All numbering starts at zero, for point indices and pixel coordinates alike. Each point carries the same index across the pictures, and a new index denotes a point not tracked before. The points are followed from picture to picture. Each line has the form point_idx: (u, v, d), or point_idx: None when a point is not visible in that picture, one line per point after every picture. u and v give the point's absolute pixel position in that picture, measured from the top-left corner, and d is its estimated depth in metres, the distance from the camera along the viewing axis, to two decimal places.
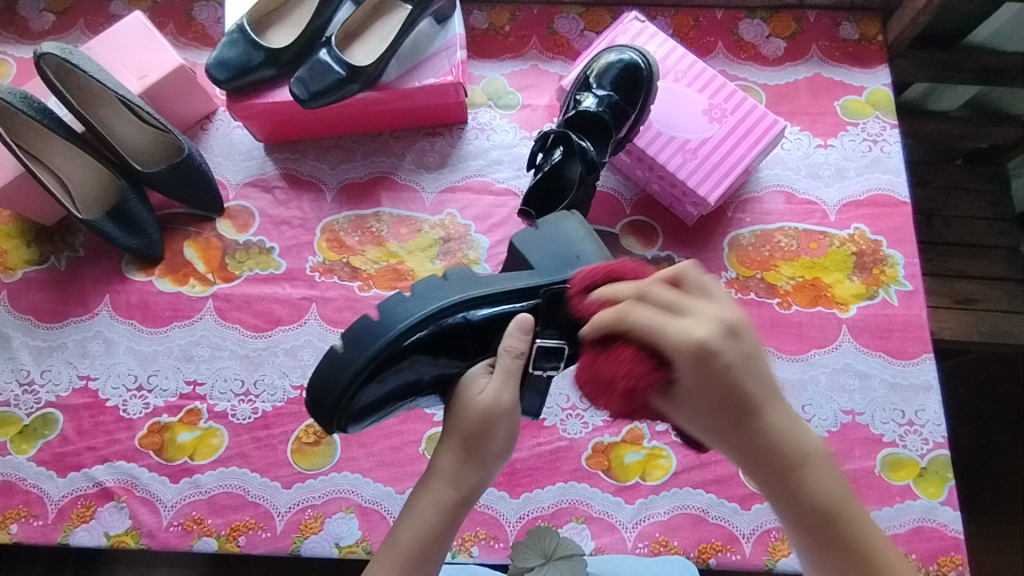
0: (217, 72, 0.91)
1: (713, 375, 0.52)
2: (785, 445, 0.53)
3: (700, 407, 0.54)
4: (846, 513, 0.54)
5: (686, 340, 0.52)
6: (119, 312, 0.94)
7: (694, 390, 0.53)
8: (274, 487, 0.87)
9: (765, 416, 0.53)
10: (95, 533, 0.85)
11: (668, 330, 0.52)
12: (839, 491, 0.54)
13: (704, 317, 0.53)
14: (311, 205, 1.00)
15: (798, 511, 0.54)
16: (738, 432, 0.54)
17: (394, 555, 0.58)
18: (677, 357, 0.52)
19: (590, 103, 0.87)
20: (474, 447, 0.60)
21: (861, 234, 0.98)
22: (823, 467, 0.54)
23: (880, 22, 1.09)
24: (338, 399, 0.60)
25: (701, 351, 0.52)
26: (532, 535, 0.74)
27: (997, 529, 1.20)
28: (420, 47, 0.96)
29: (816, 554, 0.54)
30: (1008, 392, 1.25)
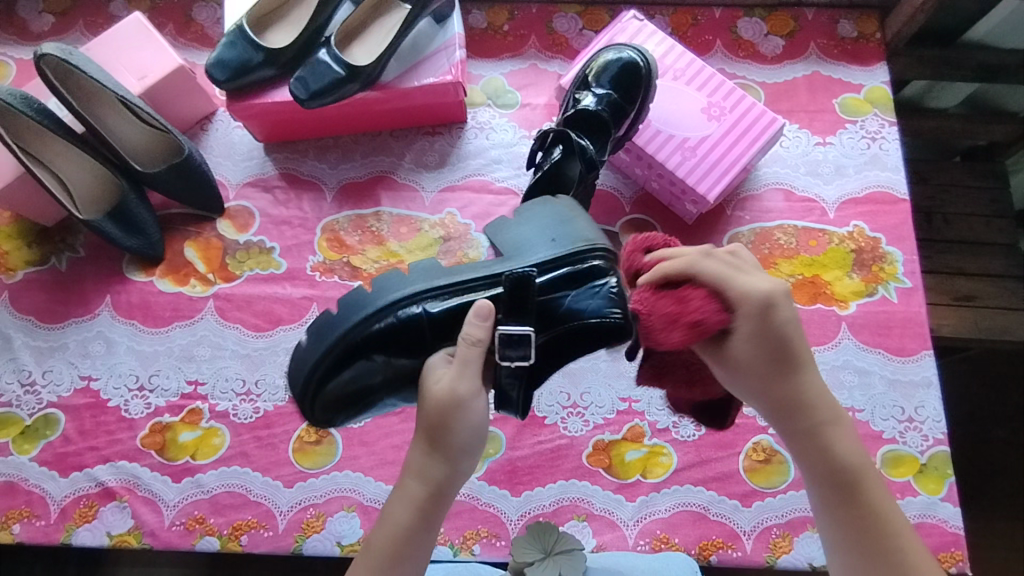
0: (217, 72, 0.92)
1: (771, 329, 0.57)
2: (819, 404, 0.59)
3: (752, 357, 0.58)
4: (869, 479, 0.58)
5: (753, 289, 0.57)
6: (120, 312, 0.95)
7: (747, 345, 0.58)
8: (276, 486, 0.87)
9: (802, 378, 0.59)
10: (97, 534, 0.85)
11: (737, 280, 0.57)
12: (863, 459, 0.58)
13: (765, 279, 0.59)
14: (311, 204, 1.00)
15: (825, 469, 0.58)
16: (777, 388, 0.59)
17: (371, 555, 0.59)
18: (743, 304, 0.57)
19: (589, 102, 0.87)
20: (437, 438, 0.60)
21: (860, 231, 0.98)
22: (852, 433, 0.59)
23: (878, 20, 1.10)
24: (305, 387, 0.68)
25: (766, 303, 0.57)
26: (531, 530, 0.74)
27: (997, 525, 1.20)
28: (419, 46, 0.96)
29: (838, 512, 0.58)
30: (1007, 389, 1.25)
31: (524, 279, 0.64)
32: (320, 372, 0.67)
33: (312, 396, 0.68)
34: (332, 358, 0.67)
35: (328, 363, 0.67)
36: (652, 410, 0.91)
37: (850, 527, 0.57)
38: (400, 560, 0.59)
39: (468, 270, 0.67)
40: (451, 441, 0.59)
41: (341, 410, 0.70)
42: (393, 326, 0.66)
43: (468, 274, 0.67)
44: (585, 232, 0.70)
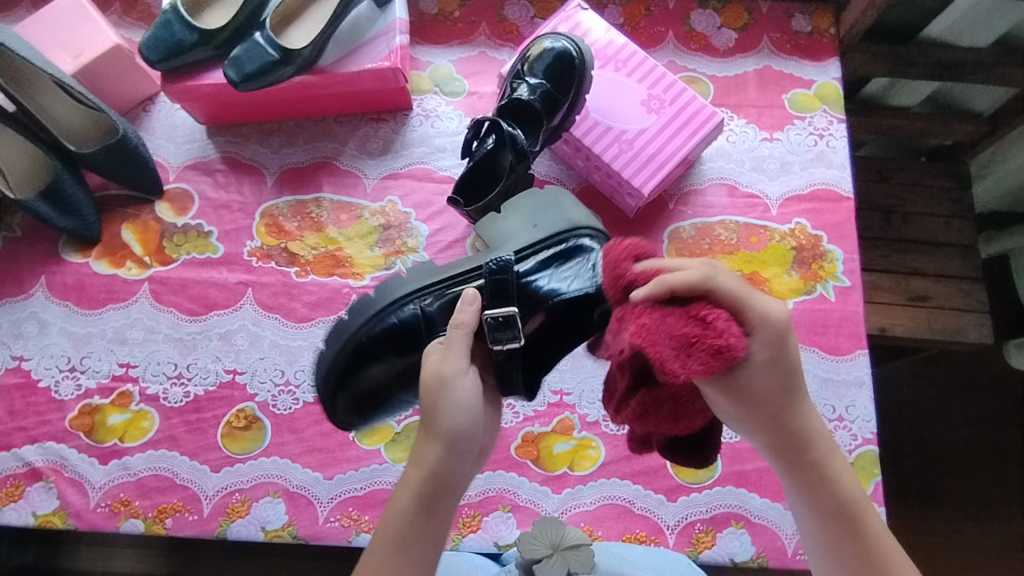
0: (149, 52, 0.90)
1: (783, 358, 0.58)
2: (816, 435, 0.62)
3: (762, 384, 0.58)
4: (865, 509, 0.61)
5: (769, 313, 0.56)
6: (54, 293, 0.94)
7: (762, 371, 0.57)
8: (203, 470, 0.87)
9: (804, 407, 0.62)
10: (23, 513, 0.86)
11: (756, 304, 0.56)
12: (859, 492, 0.61)
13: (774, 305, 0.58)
14: (251, 189, 0.99)
15: (824, 501, 0.61)
16: (782, 417, 0.61)
17: (377, 547, 0.58)
18: (757, 329, 0.56)
19: (522, 92, 0.87)
20: (430, 422, 0.59)
21: (802, 228, 0.98)
22: (841, 460, 0.63)
23: (833, 15, 1.09)
24: (322, 389, 0.73)
25: (780, 330, 0.57)
26: (539, 526, 0.74)
27: (932, 519, 1.23)
28: (359, 30, 0.95)
29: (840, 544, 0.60)
30: (956, 389, 1.28)
31: (504, 267, 0.67)
32: (334, 372, 0.72)
33: (331, 398, 0.73)
34: (340, 359, 0.71)
35: (340, 366, 0.71)
36: (584, 403, 0.91)
37: (849, 559, 0.60)
38: (410, 548, 0.57)
39: (460, 265, 0.71)
40: (441, 422, 0.58)
41: (356, 411, 0.73)
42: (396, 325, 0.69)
43: (461, 267, 0.71)
44: (565, 213, 0.75)
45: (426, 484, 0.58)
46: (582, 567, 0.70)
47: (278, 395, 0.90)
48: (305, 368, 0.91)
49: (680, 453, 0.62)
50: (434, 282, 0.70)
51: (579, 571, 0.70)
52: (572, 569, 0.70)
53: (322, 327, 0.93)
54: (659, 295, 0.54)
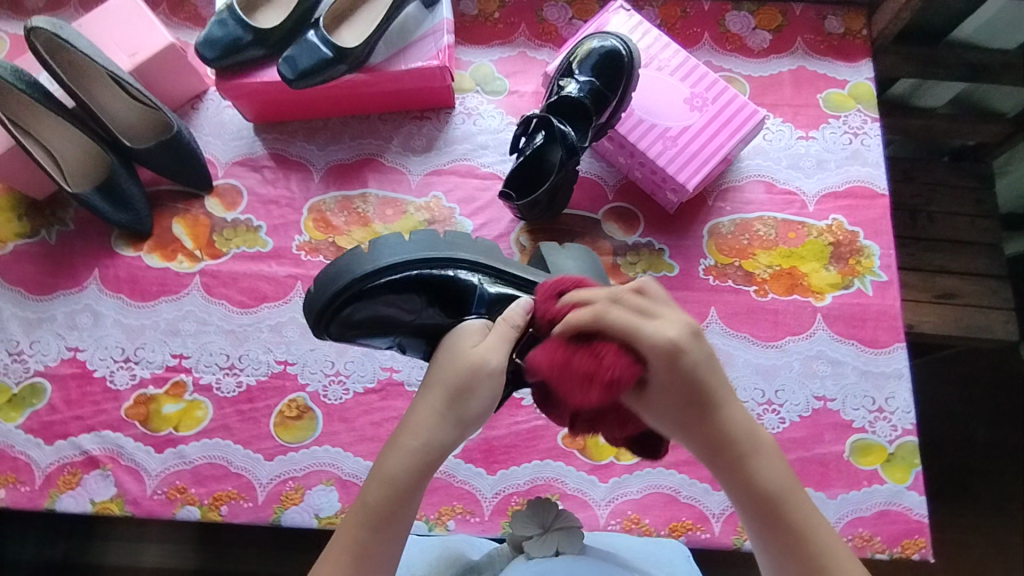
0: (206, 51, 0.93)
1: (681, 372, 0.58)
2: (739, 435, 0.60)
3: (665, 400, 0.59)
4: (792, 501, 0.59)
5: (660, 339, 0.58)
6: (108, 285, 0.96)
7: (662, 387, 0.59)
8: (256, 459, 0.89)
9: (721, 409, 0.60)
10: (81, 500, 0.87)
11: (645, 330, 0.58)
12: (785, 483, 0.60)
13: (669, 322, 0.60)
14: (299, 184, 1.01)
15: (750, 496, 0.59)
16: (699, 425, 0.60)
17: (366, 508, 0.59)
18: (652, 354, 0.58)
19: (572, 89, 0.89)
20: (454, 400, 0.61)
21: (839, 224, 1.00)
22: (773, 458, 0.61)
23: (866, 17, 1.10)
24: (339, 299, 0.74)
25: (672, 347, 0.58)
26: (532, 507, 0.71)
27: (960, 511, 1.24)
28: (407, 30, 0.97)
29: (768, 538, 0.59)
30: (981, 389, 1.29)
31: None
32: (365, 290, 0.74)
33: (341, 311, 0.74)
34: (375, 283, 0.74)
35: (373, 286, 0.74)
36: None
37: (778, 551, 0.58)
38: (395, 519, 0.59)
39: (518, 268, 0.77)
40: (466, 406, 0.61)
41: (353, 333, 0.76)
42: (442, 279, 0.75)
43: (519, 273, 0.76)
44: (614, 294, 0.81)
45: (426, 458, 0.60)
46: (571, 548, 0.68)
47: (329, 386, 0.92)
48: (354, 359, 0.93)
49: (649, 453, 0.67)
50: (497, 268, 0.76)
51: (568, 551, 0.68)
52: (562, 548, 0.68)
53: None
54: (568, 332, 0.59)
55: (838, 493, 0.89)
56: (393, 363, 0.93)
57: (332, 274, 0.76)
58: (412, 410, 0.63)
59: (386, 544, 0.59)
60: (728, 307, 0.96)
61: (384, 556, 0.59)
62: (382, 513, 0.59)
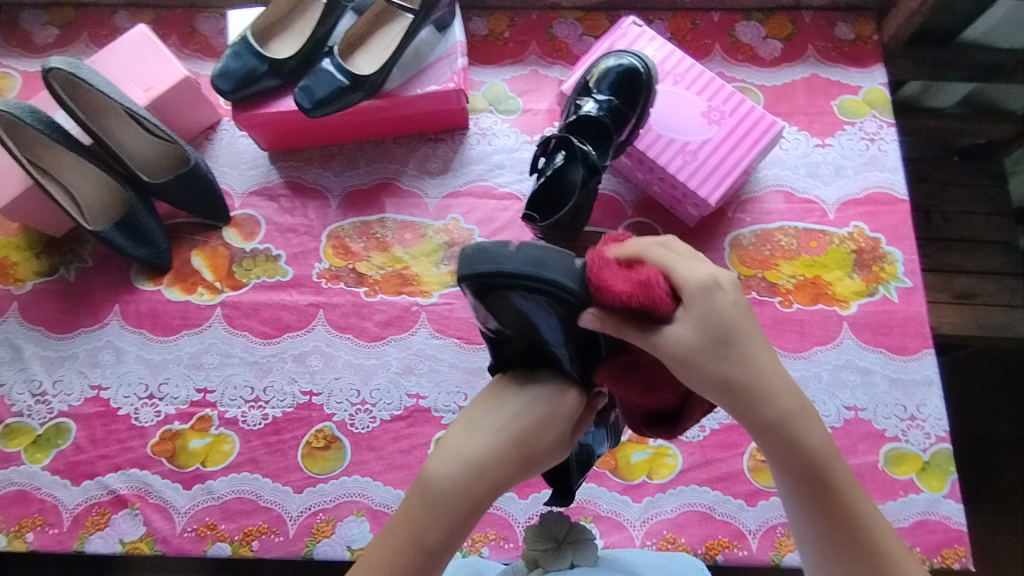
0: (222, 83, 0.94)
1: (714, 313, 0.53)
2: (774, 395, 0.52)
3: (699, 343, 0.52)
4: (835, 459, 0.52)
5: (696, 276, 0.53)
6: (129, 321, 0.96)
7: (700, 329, 0.52)
8: (286, 491, 0.88)
9: (756, 363, 0.52)
10: (110, 540, 0.86)
11: (683, 267, 0.54)
12: (827, 445, 0.52)
13: (709, 269, 0.55)
14: (316, 212, 1.01)
15: (792, 461, 0.51)
16: (728, 374, 0.52)
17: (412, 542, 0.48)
18: (683, 291, 0.53)
19: (590, 108, 0.90)
20: (526, 460, 0.52)
21: (860, 231, 0.99)
22: (813, 420, 0.52)
23: (876, 22, 1.10)
24: (514, 282, 0.55)
25: (709, 287, 0.53)
26: (542, 522, 0.72)
27: (999, 533, 1.15)
28: (421, 54, 0.97)
29: (808, 500, 0.52)
30: (1015, 405, 1.20)
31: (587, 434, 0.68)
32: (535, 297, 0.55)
33: (499, 288, 0.56)
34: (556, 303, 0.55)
35: (545, 298, 0.55)
36: None
37: (822, 515, 0.51)
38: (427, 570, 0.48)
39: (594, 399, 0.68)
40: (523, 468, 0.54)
41: (484, 310, 0.58)
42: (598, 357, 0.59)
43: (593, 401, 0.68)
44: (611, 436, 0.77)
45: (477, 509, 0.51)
46: (585, 559, 0.68)
47: (356, 414, 0.91)
48: (380, 386, 0.92)
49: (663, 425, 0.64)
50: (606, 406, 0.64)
51: (582, 563, 0.68)
52: (576, 561, 0.68)
53: (394, 345, 0.94)
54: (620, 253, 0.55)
55: (875, 504, 0.87)
56: (420, 389, 0.92)
57: (530, 254, 0.56)
58: (475, 444, 0.52)
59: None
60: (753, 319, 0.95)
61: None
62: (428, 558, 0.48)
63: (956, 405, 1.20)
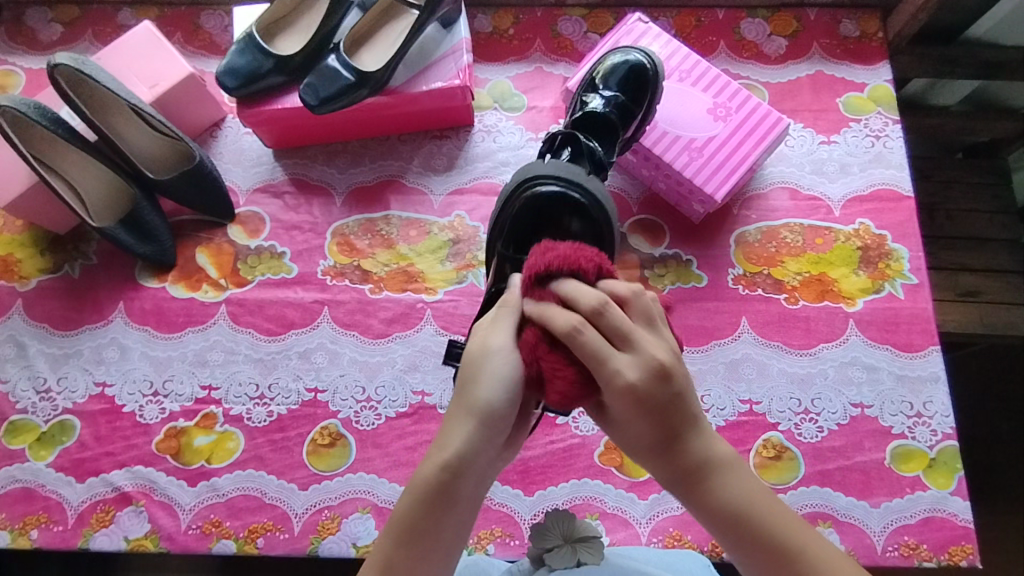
0: (228, 80, 0.94)
1: (643, 400, 0.50)
2: (698, 457, 0.52)
3: (629, 431, 0.52)
4: (768, 515, 0.51)
5: (616, 379, 0.50)
6: (133, 318, 0.96)
7: (625, 417, 0.52)
8: (291, 488, 0.87)
9: (678, 437, 0.52)
10: (114, 538, 0.86)
11: (612, 361, 0.50)
12: (751, 495, 0.51)
13: (642, 352, 0.50)
14: (321, 209, 1.01)
15: (710, 517, 0.51)
16: (655, 451, 0.52)
17: (399, 519, 0.52)
18: (611, 385, 0.50)
19: (597, 104, 0.89)
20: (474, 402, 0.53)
21: (866, 228, 0.99)
22: (734, 474, 0.52)
23: (880, 19, 1.10)
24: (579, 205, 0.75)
25: (631, 388, 0.49)
26: (550, 519, 0.74)
27: (1004, 532, 1.14)
28: (427, 51, 0.97)
29: (741, 553, 0.51)
30: (1019, 404, 1.20)
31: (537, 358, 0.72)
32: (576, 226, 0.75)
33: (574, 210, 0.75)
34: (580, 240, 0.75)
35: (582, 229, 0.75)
36: None
37: (758, 572, 0.51)
38: (419, 538, 0.51)
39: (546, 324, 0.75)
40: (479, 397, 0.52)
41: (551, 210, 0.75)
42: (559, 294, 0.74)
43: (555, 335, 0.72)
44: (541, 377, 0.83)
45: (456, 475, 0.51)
46: (591, 557, 0.70)
47: (361, 411, 0.91)
48: (386, 383, 0.92)
49: None
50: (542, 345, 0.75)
51: (589, 560, 0.70)
52: (582, 558, 0.70)
53: (399, 342, 0.94)
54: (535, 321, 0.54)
55: (882, 501, 0.87)
56: (425, 386, 0.92)
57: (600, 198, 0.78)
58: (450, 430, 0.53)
59: (448, 552, 0.52)
60: (759, 316, 0.95)
61: (444, 564, 0.52)
62: (414, 527, 0.51)
63: (960, 404, 1.20)
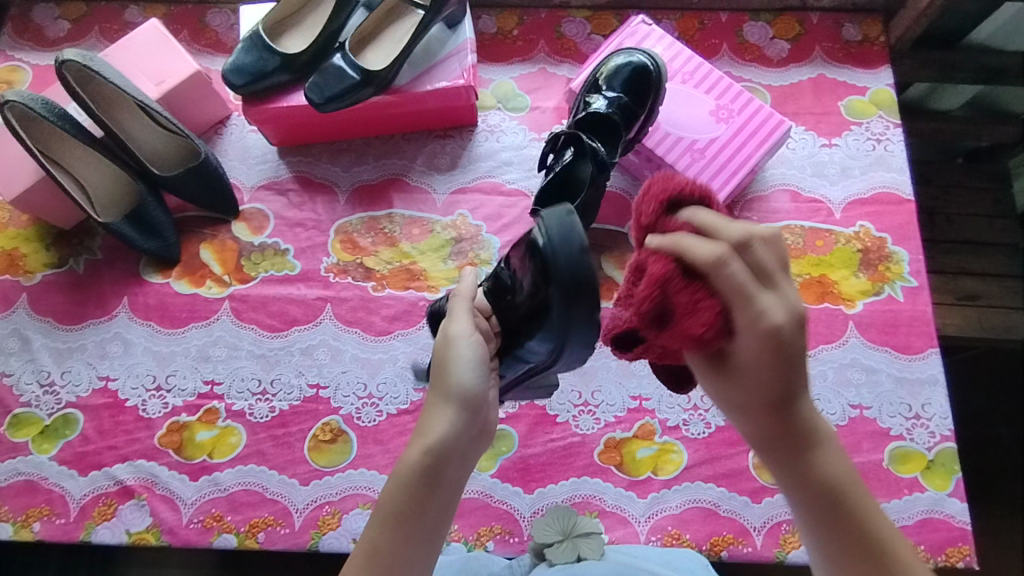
0: (234, 77, 0.95)
1: (777, 349, 0.46)
2: (804, 424, 0.50)
3: (754, 378, 0.48)
4: (858, 498, 0.50)
5: (764, 319, 0.45)
6: (137, 313, 0.96)
7: (754, 364, 0.48)
8: (292, 484, 0.88)
9: (794, 399, 0.50)
10: (116, 531, 0.86)
11: (757, 301, 0.45)
12: (848, 475, 0.51)
13: (785, 298, 0.46)
14: (325, 207, 1.01)
15: (809, 492, 0.50)
16: (770, 408, 0.50)
17: (390, 506, 0.53)
18: (748, 329, 0.46)
19: (600, 105, 0.91)
20: (442, 386, 0.57)
21: (866, 231, 0.99)
22: (833, 449, 0.51)
23: (883, 24, 1.11)
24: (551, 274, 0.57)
25: (776, 335, 0.45)
26: (552, 514, 0.77)
27: (1001, 537, 1.15)
28: (431, 51, 0.98)
29: (822, 529, 0.51)
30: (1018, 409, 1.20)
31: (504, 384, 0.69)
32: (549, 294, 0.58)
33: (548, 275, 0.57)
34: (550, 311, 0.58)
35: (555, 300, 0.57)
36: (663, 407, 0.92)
37: (836, 551, 0.50)
38: (412, 520, 0.53)
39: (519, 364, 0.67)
40: (450, 380, 0.57)
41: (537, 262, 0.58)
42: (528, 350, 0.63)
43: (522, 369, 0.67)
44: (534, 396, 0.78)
45: (439, 456, 0.54)
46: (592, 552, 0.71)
47: (362, 408, 0.91)
48: (387, 380, 0.93)
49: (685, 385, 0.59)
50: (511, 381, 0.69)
51: (589, 556, 0.71)
52: (583, 553, 0.71)
53: (401, 339, 0.95)
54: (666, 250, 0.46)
55: (880, 502, 0.87)
56: (426, 384, 0.92)
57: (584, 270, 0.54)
58: (434, 419, 0.56)
59: (437, 531, 0.54)
60: None
61: (434, 547, 0.54)
62: (406, 509, 0.53)
63: (960, 409, 1.21)
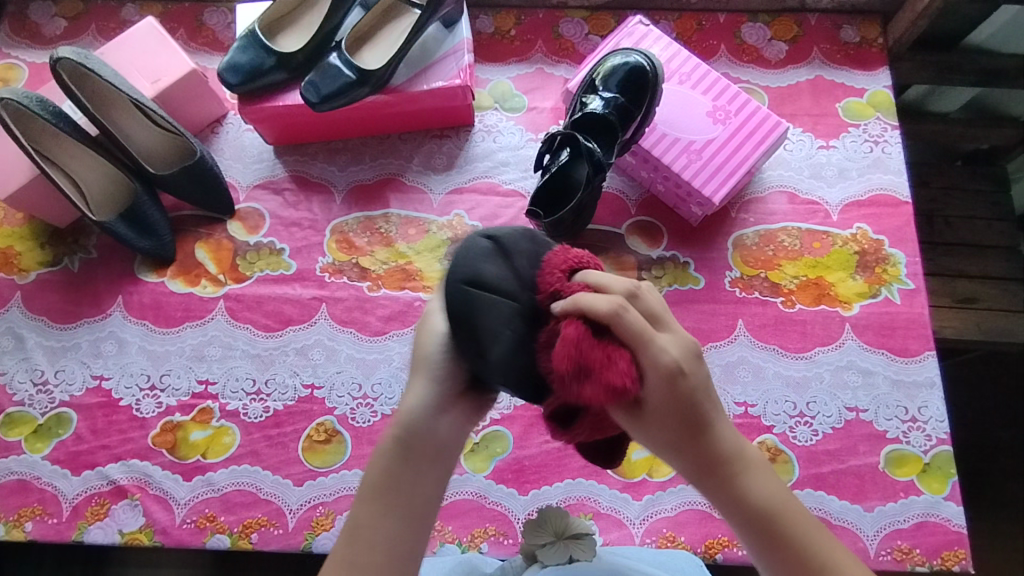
0: (229, 76, 0.94)
1: (679, 385, 0.51)
2: (729, 452, 0.53)
3: (666, 417, 0.51)
4: (792, 519, 0.51)
5: (662, 356, 0.50)
6: (132, 312, 0.96)
7: (663, 403, 0.51)
8: (286, 484, 0.88)
9: (713, 429, 0.53)
10: (109, 531, 0.86)
11: (654, 342, 0.50)
12: (779, 496, 0.52)
13: (676, 336, 0.52)
14: (321, 206, 1.01)
15: (742, 518, 0.52)
16: (689, 441, 0.52)
17: (372, 481, 0.54)
18: (649, 370, 0.50)
19: (596, 106, 0.91)
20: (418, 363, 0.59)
21: (863, 233, 0.99)
22: (762, 472, 0.53)
23: (881, 25, 1.11)
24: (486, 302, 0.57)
25: (674, 370, 0.50)
26: (541, 515, 0.74)
27: (998, 542, 1.14)
28: (428, 50, 0.98)
29: (764, 557, 0.51)
30: (1014, 412, 1.20)
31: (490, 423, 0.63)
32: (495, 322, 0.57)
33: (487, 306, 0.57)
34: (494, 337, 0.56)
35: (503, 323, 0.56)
36: None
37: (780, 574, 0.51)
38: (396, 490, 0.54)
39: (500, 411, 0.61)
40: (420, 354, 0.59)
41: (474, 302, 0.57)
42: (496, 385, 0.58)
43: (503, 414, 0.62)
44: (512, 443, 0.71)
45: (416, 422, 0.56)
46: (583, 553, 0.69)
47: (357, 408, 0.91)
48: (382, 380, 0.92)
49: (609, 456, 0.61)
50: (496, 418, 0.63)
51: (581, 557, 0.69)
52: (575, 555, 0.69)
53: (396, 339, 0.94)
54: (572, 313, 0.50)
55: (875, 505, 0.87)
56: None
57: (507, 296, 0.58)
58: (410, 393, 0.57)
59: (420, 507, 0.54)
60: (755, 319, 0.95)
61: (421, 518, 0.53)
62: (388, 480, 0.54)
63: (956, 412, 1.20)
